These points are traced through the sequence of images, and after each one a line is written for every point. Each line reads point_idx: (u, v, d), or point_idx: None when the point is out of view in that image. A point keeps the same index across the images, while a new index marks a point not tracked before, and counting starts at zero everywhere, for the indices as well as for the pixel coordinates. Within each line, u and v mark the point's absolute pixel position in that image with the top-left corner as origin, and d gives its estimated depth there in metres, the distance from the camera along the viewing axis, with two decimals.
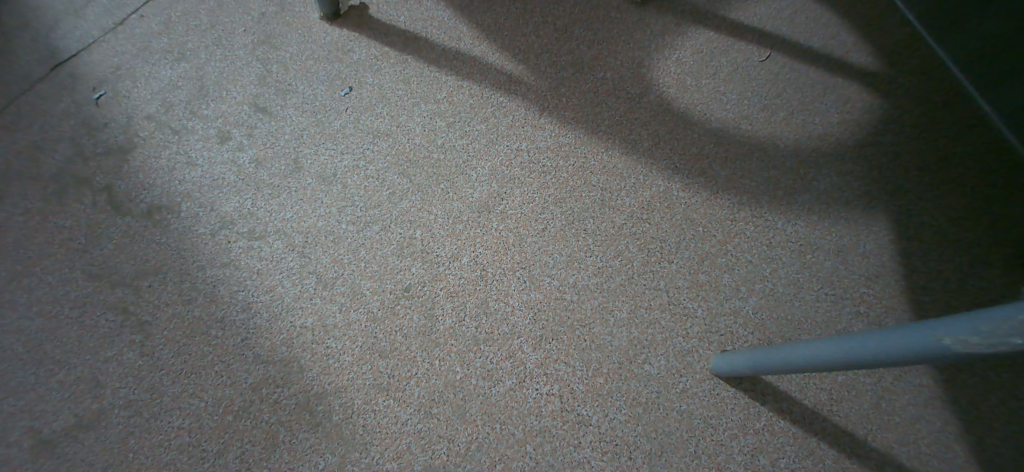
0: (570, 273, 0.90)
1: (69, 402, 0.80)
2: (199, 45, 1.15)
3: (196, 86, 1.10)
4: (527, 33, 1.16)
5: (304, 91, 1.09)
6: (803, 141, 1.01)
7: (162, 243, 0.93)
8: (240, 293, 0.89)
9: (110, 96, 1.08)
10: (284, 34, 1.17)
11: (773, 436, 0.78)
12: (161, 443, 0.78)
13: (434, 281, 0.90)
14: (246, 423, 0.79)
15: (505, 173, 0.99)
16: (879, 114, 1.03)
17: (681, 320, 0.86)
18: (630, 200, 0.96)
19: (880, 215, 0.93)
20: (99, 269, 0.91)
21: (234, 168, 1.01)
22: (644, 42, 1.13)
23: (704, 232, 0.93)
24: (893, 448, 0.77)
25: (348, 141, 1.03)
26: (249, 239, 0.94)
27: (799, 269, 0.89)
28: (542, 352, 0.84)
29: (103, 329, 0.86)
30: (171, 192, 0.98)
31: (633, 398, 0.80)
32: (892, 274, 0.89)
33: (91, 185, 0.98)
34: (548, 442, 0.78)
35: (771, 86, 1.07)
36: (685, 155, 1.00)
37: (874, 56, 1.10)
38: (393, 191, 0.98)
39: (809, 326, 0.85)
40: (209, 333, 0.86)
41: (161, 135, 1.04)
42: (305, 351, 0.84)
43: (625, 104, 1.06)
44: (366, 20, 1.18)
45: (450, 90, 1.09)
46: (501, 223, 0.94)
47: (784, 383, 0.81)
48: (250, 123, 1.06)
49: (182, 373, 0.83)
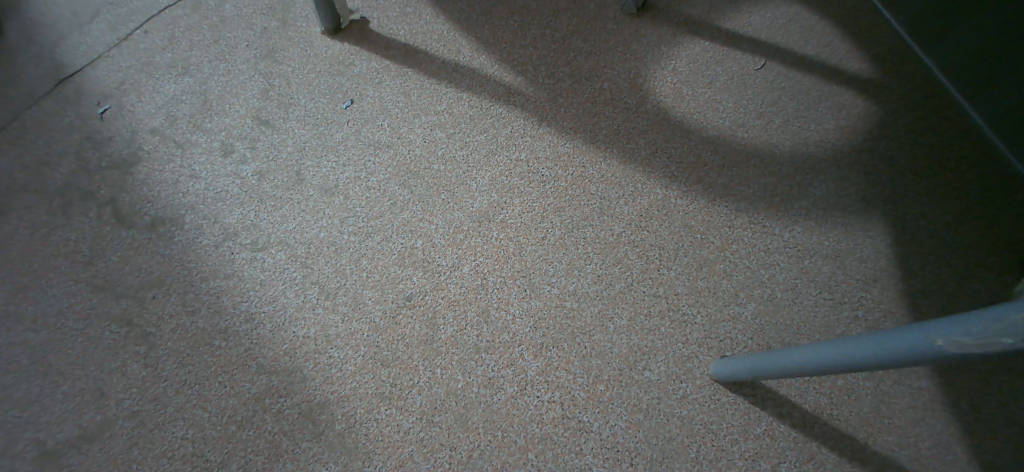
0: (570, 281, 0.91)
1: (73, 413, 0.81)
2: (202, 59, 1.17)
3: (200, 100, 1.11)
4: (526, 45, 1.17)
5: (306, 104, 1.11)
6: (798, 149, 1.02)
7: (166, 255, 0.94)
8: (243, 304, 0.90)
9: (114, 111, 1.09)
10: (286, 49, 1.18)
11: (774, 441, 0.78)
12: (164, 454, 0.78)
13: (435, 290, 0.90)
14: (250, 433, 0.80)
15: (505, 183, 1.00)
16: (873, 121, 1.04)
17: (681, 327, 0.87)
18: (628, 208, 0.97)
19: (876, 220, 0.94)
20: (103, 281, 0.92)
21: (236, 180, 1.02)
22: (640, 53, 1.15)
23: (703, 238, 0.94)
24: (894, 451, 0.77)
25: (349, 153, 1.05)
26: (252, 250, 0.95)
27: (797, 274, 0.90)
28: (543, 359, 0.84)
29: (108, 341, 0.87)
30: (175, 204, 0.99)
31: (634, 405, 0.81)
32: (890, 278, 0.89)
33: (96, 198, 0.99)
34: (550, 449, 0.78)
35: (767, 95, 1.09)
36: (682, 163, 1.01)
37: (866, 65, 1.12)
38: (394, 202, 0.99)
39: (808, 331, 0.85)
40: (212, 344, 0.86)
41: (165, 149, 1.05)
42: (307, 361, 0.85)
43: (623, 114, 1.07)
44: (366, 35, 1.20)
45: (449, 101, 1.10)
46: (502, 232, 0.95)
47: (784, 388, 0.82)
48: (253, 135, 1.07)
49: (186, 384, 0.83)
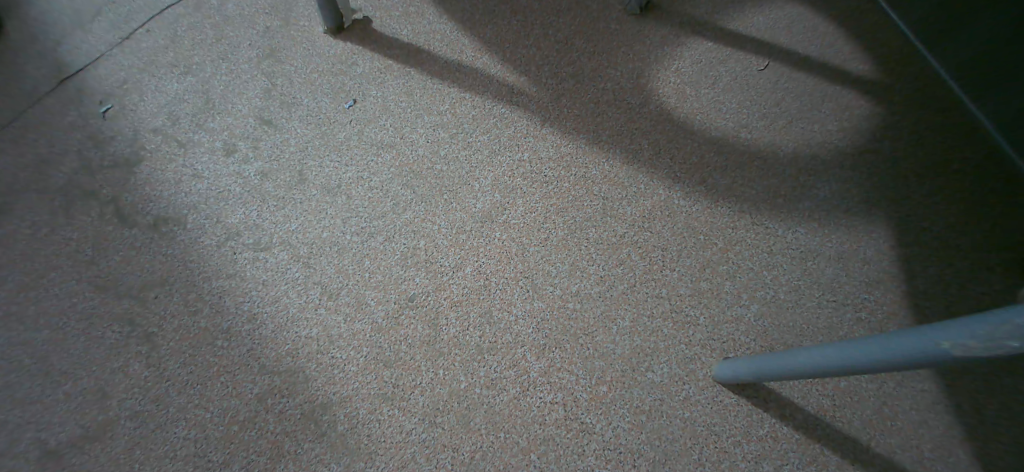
0: (573, 281, 0.90)
1: (75, 413, 0.81)
2: (204, 59, 1.17)
3: (202, 99, 1.11)
4: (529, 45, 1.17)
5: (308, 104, 1.11)
6: (802, 150, 1.02)
7: (168, 255, 0.94)
8: (245, 304, 0.90)
9: (117, 110, 1.09)
10: (289, 48, 1.18)
11: (777, 442, 0.78)
12: (167, 454, 0.78)
13: (438, 290, 0.90)
14: (252, 433, 0.80)
15: (507, 183, 1.00)
16: (876, 122, 1.04)
17: (684, 328, 0.86)
18: (631, 209, 0.97)
19: (879, 221, 0.94)
20: (105, 281, 0.91)
21: (239, 180, 1.02)
22: (643, 53, 1.15)
23: (706, 240, 0.94)
24: (896, 453, 0.77)
25: (352, 153, 1.04)
26: (254, 250, 0.95)
27: (800, 276, 0.90)
28: (546, 360, 0.84)
29: (109, 341, 0.87)
30: (177, 203, 0.99)
31: (637, 406, 0.81)
32: (893, 279, 0.89)
33: (97, 198, 0.99)
34: (552, 450, 0.78)
35: (770, 95, 1.08)
36: (685, 164, 1.01)
37: (870, 66, 1.12)
38: (396, 202, 0.99)
39: (811, 332, 0.85)
40: (215, 344, 0.86)
41: (167, 148, 1.05)
42: (310, 362, 0.85)
43: (626, 114, 1.07)
44: (369, 34, 1.20)
45: (452, 101, 1.10)
46: (505, 233, 0.95)
47: (787, 390, 0.82)
48: (255, 135, 1.07)
49: (188, 384, 0.83)
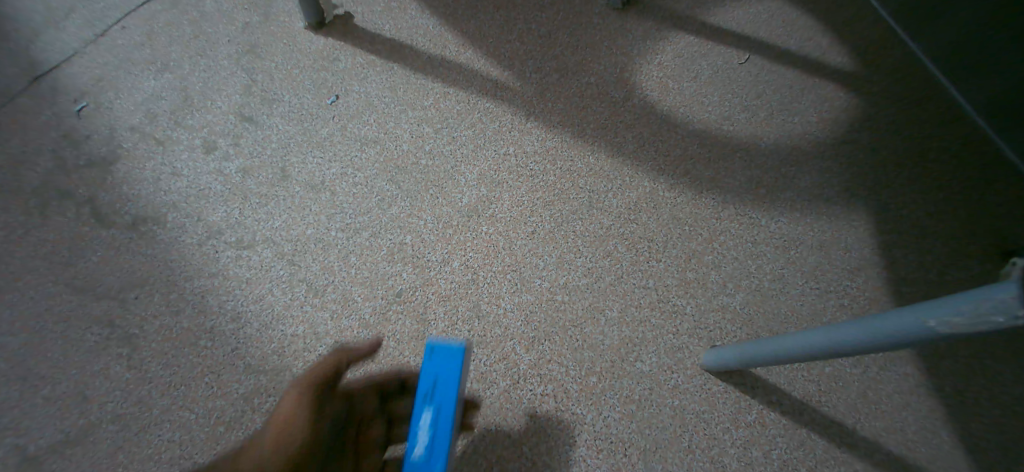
0: (560, 274, 0.91)
1: (54, 418, 0.79)
2: (182, 55, 1.15)
3: (180, 96, 1.09)
4: (512, 40, 1.17)
5: (290, 100, 1.09)
6: (783, 141, 1.03)
7: (148, 255, 0.92)
8: (229, 303, 0.88)
9: (92, 108, 1.07)
10: (269, 44, 1.17)
11: (765, 428, 0.79)
12: (151, 457, 0.77)
13: (425, 286, 0.90)
14: (239, 433, 0.79)
15: (493, 177, 1.00)
16: (855, 112, 1.06)
17: (671, 317, 0.87)
18: (617, 201, 0.97)
19: (859, 209, 0.96)
20: (83, 282, 0.89)
21: (219, 178, 1.00)
22: (626, 47, 1.15)
23: (691, 231, 0.94)
24: (880, 436, 0.78)
25: (336, 149, 1.03)
26: (237, 248, 0.93)
27: (784, 264, 0.91)
28: (535, 353, 0.84)
29: (89, 343, 0.85)
30: (156, 203, 0.97)
31: (626, 396, 0.81)
32: (874, 267, 0.91)
33: (73, 198, 0.97)
34: (544, 442, 0.78)
35: (751, 88, 1.10)
36: (669, 156, 1.02)
37: (848, 57, 1.13)
38: (382, 198, 0.98)
39: (795, 319, 0.87)
40: (198, 344, 0.85)
41: (145, 146, 1.03)
42: (297, 360, 0.84)
43: (611, 108, 1.07)
44: (351, 30, 1.19)
45: (436, 97, 1.10)
46: (491, 227, 0.95)
47: (774, 376, 0.83)
48: (236, 132, 1.05)
49: (172, 386, 0.82)
